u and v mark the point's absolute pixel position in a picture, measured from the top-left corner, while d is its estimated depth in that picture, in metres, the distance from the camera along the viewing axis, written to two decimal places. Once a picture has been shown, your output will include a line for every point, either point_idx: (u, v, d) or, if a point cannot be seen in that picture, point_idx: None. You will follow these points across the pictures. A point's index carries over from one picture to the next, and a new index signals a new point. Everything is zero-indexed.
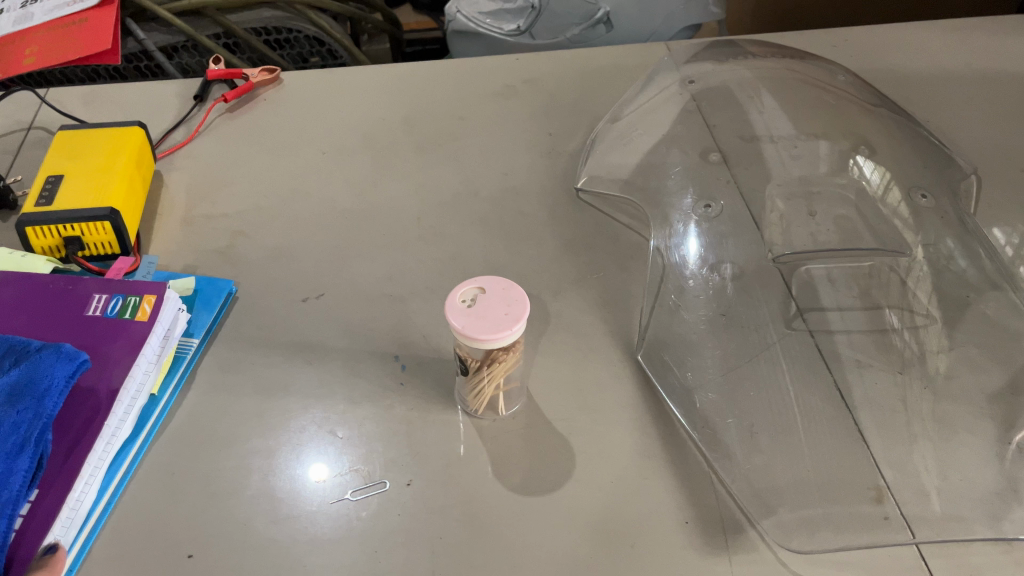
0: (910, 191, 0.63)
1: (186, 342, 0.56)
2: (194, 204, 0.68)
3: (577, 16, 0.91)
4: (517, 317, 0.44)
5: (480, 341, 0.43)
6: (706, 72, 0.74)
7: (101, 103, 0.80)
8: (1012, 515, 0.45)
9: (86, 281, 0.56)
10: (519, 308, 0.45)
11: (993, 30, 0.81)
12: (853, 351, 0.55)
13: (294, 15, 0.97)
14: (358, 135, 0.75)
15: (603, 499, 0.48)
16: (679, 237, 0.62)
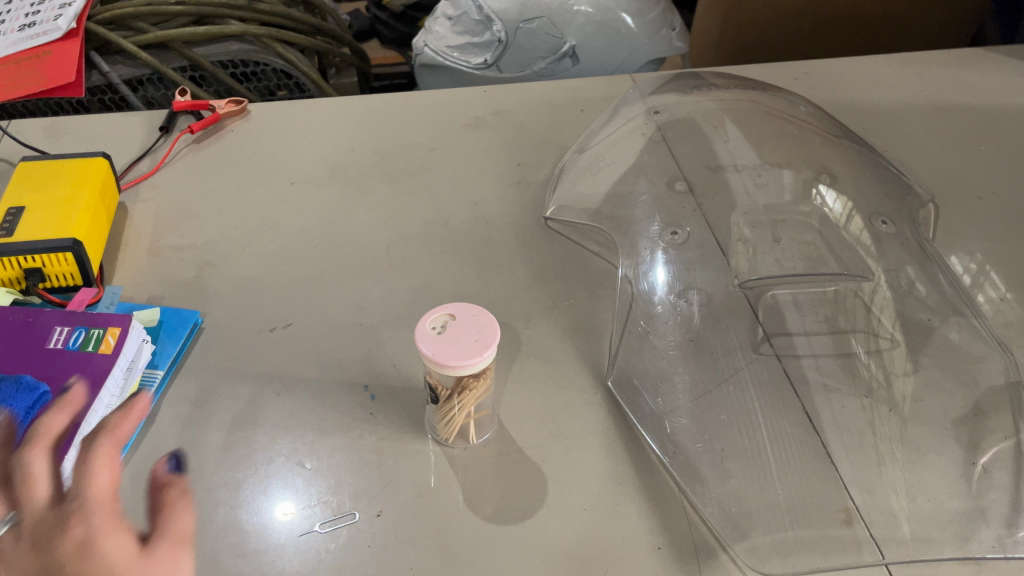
0: (871, 218, 0.64)
1: (150, 374, 0.55)
2: (161, 234, 0.68)
3: (544, 50, 0.94)
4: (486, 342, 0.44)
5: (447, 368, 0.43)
6: (671, 104, 0.75)
7: (65, 134, 0.79)
8: (980, 535, 0.46)
9: (47, 313, 0.55)
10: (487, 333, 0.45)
11: (946, 64, 0.84)
12: (819, 375, 0.55)
13: (261, 49, 0.98)
14: (326, 166, 0.74)
15: (577, 526, 0.47)
16: (647, 264, 0.62)
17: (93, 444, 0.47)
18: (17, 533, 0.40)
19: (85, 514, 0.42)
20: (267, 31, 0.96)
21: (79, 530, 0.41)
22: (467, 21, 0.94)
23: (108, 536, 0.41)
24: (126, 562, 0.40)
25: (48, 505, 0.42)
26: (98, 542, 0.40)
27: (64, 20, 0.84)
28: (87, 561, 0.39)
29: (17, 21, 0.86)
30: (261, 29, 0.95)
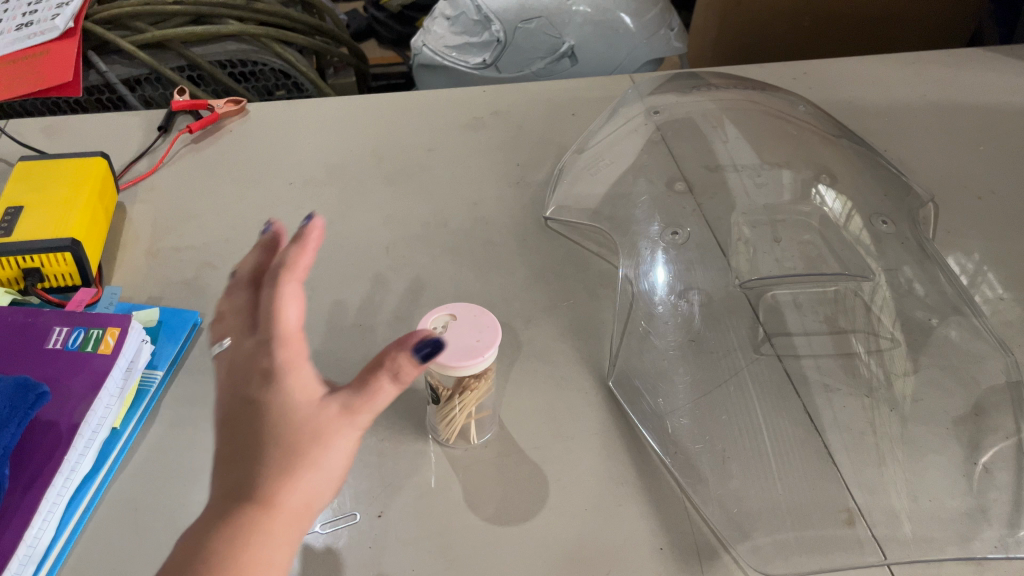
0: (870, 217, 0.64)
1: (150, 374, 0.55)
2: (160, 235, 0.68)
3: (543, 50, 0.93)
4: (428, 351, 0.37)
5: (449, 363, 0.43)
6: (671, 104, 0.74)
7: (63, 134, 0.78)
8: (982, 535, 0.46)
9: (46, 314, 0.55)
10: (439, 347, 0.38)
11: (944, 64, 0.84)
12: (820, 375, 0.55)
13: (259, 48, 0.97)
14: (326, 166, 0.74)
15: (578, 527, 0.47)
16: (647, 264, 0.62)
17: (277, 281, 0.40)
18: (227, 351, 0.39)
19: (269, 347, 0.37)
20: (265, 31, 0.96)
21: (265, 360, 0.37)
22: (465, 22, 0.94)
23: (290, 375, 0.36)
24: (308, 410, 0.36)
25: (249, 331, 0.40)
26: (277, 379, 0.36)
27: (61, 19, 0.84)
28: (265, 398, 0.36)
29: (13, 21, 0.85)
30: (258, 29, 0.95)
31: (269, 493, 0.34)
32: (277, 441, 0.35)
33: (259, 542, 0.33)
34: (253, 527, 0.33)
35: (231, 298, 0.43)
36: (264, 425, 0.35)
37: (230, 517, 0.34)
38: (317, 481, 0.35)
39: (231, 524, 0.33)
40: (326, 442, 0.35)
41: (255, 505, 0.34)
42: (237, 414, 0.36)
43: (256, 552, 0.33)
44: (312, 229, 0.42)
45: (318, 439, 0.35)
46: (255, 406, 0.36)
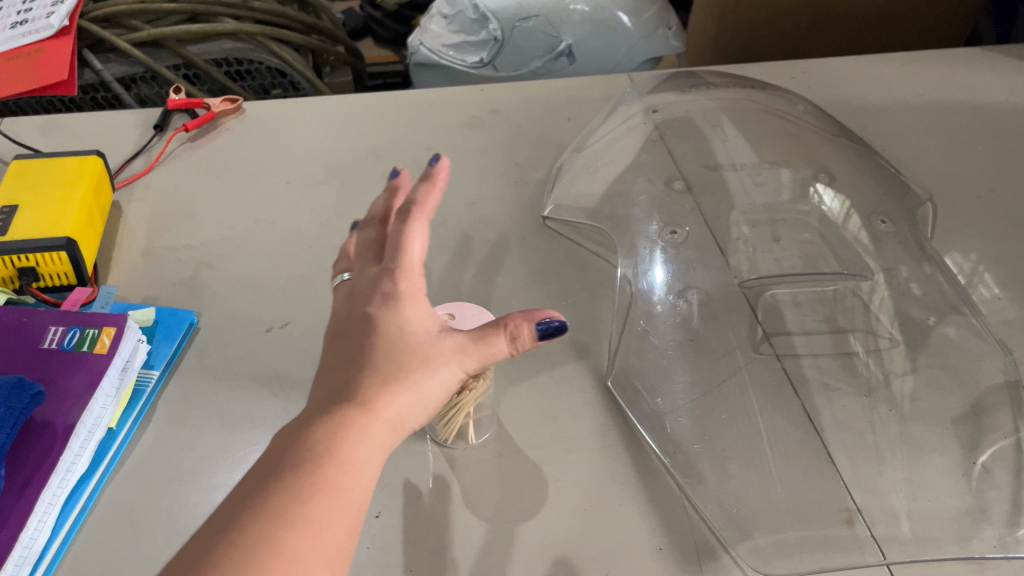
0: (869, 217, 0.64)
1: (146, 374, 0.54)
2: (156, 234, 0.67)
3: (540, 49, 0.93)
4: (552, 329, 0.40)
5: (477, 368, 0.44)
6: (670, 102, 0.74)
7: (59, 133, 0.78)
8: (982, 534, 0.46)
9: (42, 313, 0.54)
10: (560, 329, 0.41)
11: (943, 63, 0.84)
12: (819, 375, 0.55)
13: (255, 47, 0.97)
14: (323, 165, 0.74)
15: (577, 527, 0.47)
16: (646, 264, 0.62)
17: (407, 217, 0.43)
18: (355, 279, 0.43)
19: (395, 276, 0.41)
20: (262, 30, 0.95)
21: (389, 287, 0.40)
22: (462, 20, 0.94)
23: (409, 304, 0.39)
24: (420, 336, 0.39)
25: (376, 262, 0.43)
26: (400, 303, 0.39)
27: (56, 18, 0.84)
28: (381, 321, 0.39)
29: (8, 19, 0.85)
30: (254, 27, 0.94)
31: (374, 397, 0.36)
32: (385, 358, 0.38)
33: (362, 441, 0.35)
34: (356, 426, 0.35)
35: (363, 231, 0.46)
36: (375, 343, 0.38)
37: (337, 414, 0.35)
38: (419, 398, 0.37)
39: (338, 419, 0.35)
40: (430, 368, 0.38)
41: (360, 406, 0.36)
42: (352, 335, 0.39)
43: (360, 449, 0.35)
44: (441, 172, 0.45)
45: (423, 363, 0.38)
46: (371, 322, 0.39)
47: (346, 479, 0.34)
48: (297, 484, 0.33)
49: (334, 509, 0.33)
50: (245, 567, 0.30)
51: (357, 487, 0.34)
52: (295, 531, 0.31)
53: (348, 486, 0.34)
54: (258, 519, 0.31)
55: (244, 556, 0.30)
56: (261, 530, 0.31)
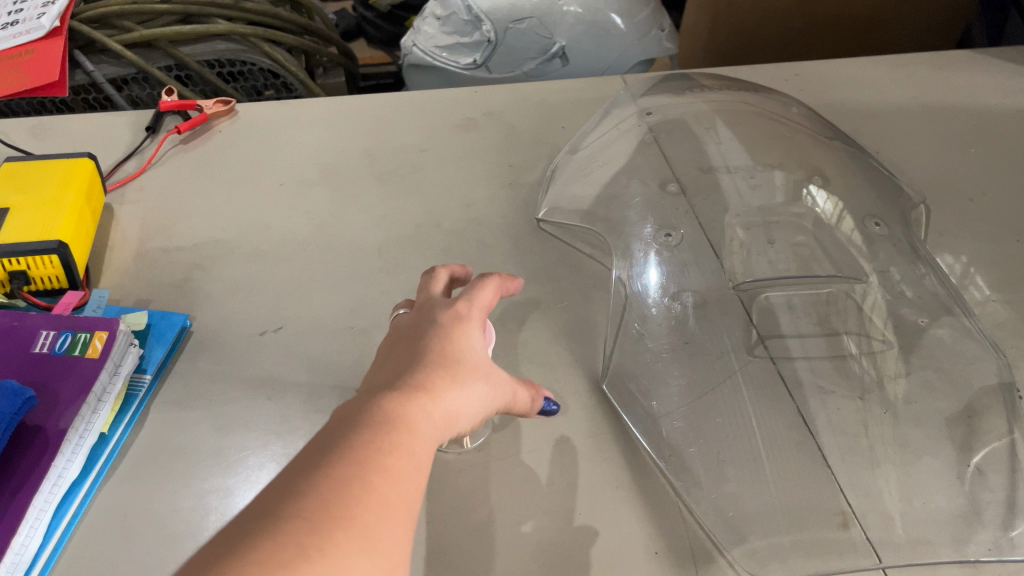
0: (863, 219, 0.64)
1: (138, 378, 0.54)
2: (149, 237, 0.67)
3: (534, 51, 0.93)
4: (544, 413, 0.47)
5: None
6: (663, 105, 0.74)
7: (50, 134, 0.78)
8: (977, 537, 0.46)
9: (32, 317, 0.54)
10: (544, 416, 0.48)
11: (934, 65, 0.84)
12: (814, 377, 0.55)
13: (248, 48, 0.96)
14: (317, 167, 0.74)
15: (572, 531, 0.47)
16: (641, 266, 0.62)
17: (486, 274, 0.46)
18: (419, 304, 0.44)
19: (468, 304, 0.43)
20: (255, 30, 0.95)
21: (459, 307, 0.42)
22: (456, 22, 0.94)
23: (474, 326, 0.41)
24: (479, 354, 0.40)
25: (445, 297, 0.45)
26: (469, 325, 0.41)
27: (47, 19, 0.84)
28: (449, 330, 0.40)
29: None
30: (247, 28, 0.94)
31: (442, 386, 0.37)
32: (448, 359, 0.39)
33: (431, 421, 0.35)
34: (422, 405, 0.35)
35: (431, 272, 0.48)
36: (438, 345, 0.39)
37: (408, 391, 0.36)
38: (475, 400, 0.38)
39: (411, 395, 0.35)
40: (486, 378, 0.39)
41: (428, 389, 0.36)
42: (415, 338, 0.40)
43: (430, 428, 0.35)
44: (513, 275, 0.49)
45: (482, 374, 0.39)
46: (439, 329, 0.40)
47: (421, 448, 0.33)
48: (374, 440, 0.32)
49: (411, 470, 0.32)
50: (341, 498, 0.29)
51: (426, 457, 0.34)
52: (378, 481, 0.31)
53: (420, 454, 0.33)
54: (346, 462, 0.31)
55: (338, 489, 0.29)
56: (350, 470, 0.30)
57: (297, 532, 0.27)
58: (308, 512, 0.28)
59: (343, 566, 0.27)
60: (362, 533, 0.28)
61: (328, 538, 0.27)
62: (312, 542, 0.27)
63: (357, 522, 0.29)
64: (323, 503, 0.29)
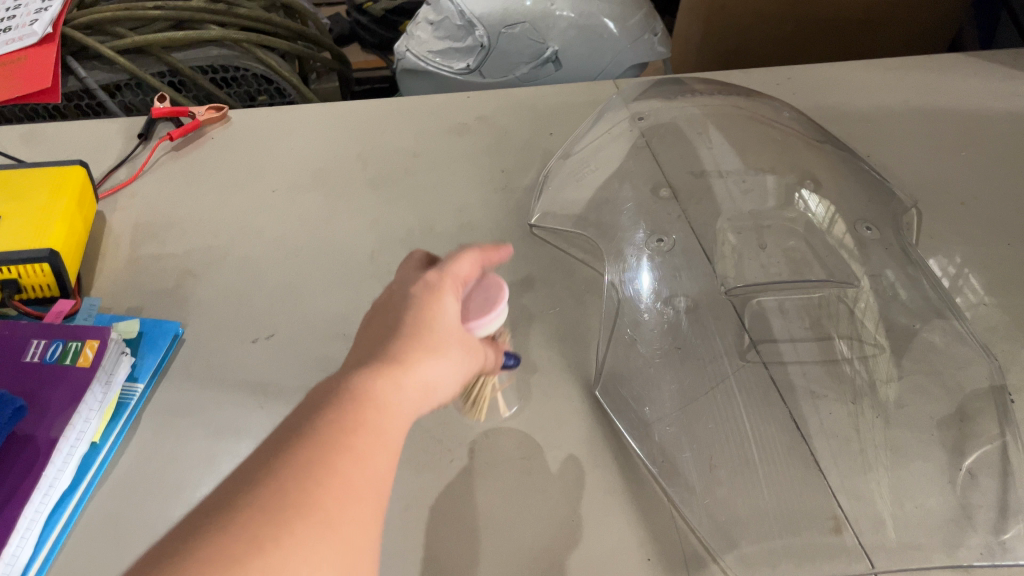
0: (854, 224, 0.64)
1: (130, 387, 0.54)
2: (140, 243, 0.67)
3: (527, 55, 0.93)
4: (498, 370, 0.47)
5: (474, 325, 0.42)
6: (656, 109, 0.74)
7: (41, 142, 0.78)
8: (968, 542, 0.46)
9: (24, 325, 0.54)
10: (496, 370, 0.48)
11: (926, 68, 0.85)
12: (806, 382, 0.55)
13: (241, 53, 0.96)
14: (309, 173, 0.74)
15: (566, 538, 0.48)
16: (633, 271, 0.62)
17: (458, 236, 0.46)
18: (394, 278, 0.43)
19: (441, 270, 0.42)
20: (247, 36, 0.95)
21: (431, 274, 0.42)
22: (448, 26, 0.94)
23: (448, 294, 0.41)
24: (453, 322, 0.40)
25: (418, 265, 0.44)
26: (441, 291, 0.41)
27: (41, 25, 0.85)
28: (422, 299, 0.40)
29: None
30: (240, 34, 0.94)
31: (416, 356, 0.36)
32: (423, 328, 0.38)
33: (405, 393, 0.35)
34: (394, 376, 0.35)
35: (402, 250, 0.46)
36: (412, 315, 0.39)
37: (380, 364, 0.35)
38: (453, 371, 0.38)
39: (383, 369, 0.35)
40: (463, 348, 0.39)
41: (403, 362, 0.36)
42: (387, 311, 0.39)
43: (404, 400, 0.35)
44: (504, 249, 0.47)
45: (457, 341, 0.39)
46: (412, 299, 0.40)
47: (390, 422, 0.33)
48: (341, 419, 0.32)
49: (376, 448, 0.32)
50: (300, 483, 0.29)
51: (396, 433, 0.34)
52: (344, 463, 0.30)
53: (388, 430, 0.33)
54: (309, 445, 0.30)
55: (298, 474, 0.29)
56: (309, 454, 0.30)
57: (253, 523, 0.27)
58: (264, 501, 0.28)
59: (302, 553, 0.27)
60: (323, 517, 0.28)
61: (284, 527, 0.27)
62: (267, 534, 0.27)
63: (318, 505, 0.28)
64: (282, 492, 0.28)
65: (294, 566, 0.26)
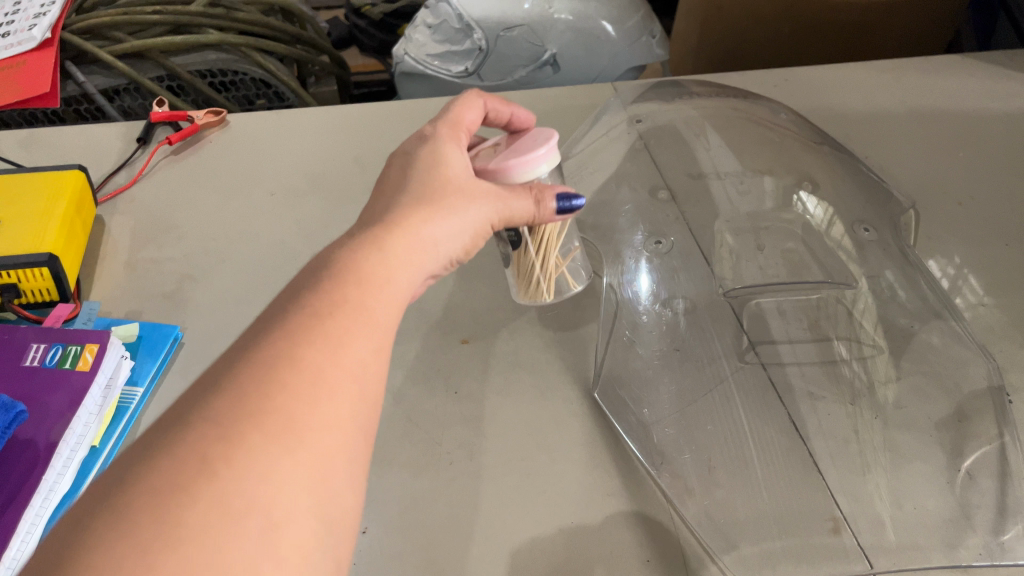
0: (852, 225, 0.63)
1: (130, 391, 0.54)
2: (139, 248, 0.67)
3: (525, 58, 0.94)
4: (569, 208, 0.46)
5: (514, 164, 0.45)
6: (653, 111, 0.73)
7: (41, 146, 0.78)
8: (966, 542, 0.46)
9: (23, 330, 0.54)
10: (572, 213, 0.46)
11: (923, 70, 0.85)
12: (805, 383, 0.55)
13: (239, 57, 0.96)
14: (307, 177, 0.74)
15: (564, 539, 0.48)
16: (631, 273, 0.63)
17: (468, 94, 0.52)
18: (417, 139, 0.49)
19: (447, 126, 0.48)
20: (245, 40, 0.95)
21: (437, 131, 0.47)
22: (446, 29, 0.94)
23: (450, 146, 0.46)
24: (455, 176, 0.44)
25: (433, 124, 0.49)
26: (444, 151, 0.45)
27: (40, 29, 0.86)
28: (423, 167, 0.44)
29: None
30: (239, 38, 0.94)
31: (415, 217, 0.40)
32: (425, 192, 0.42)
33: (406, 248, 0.39)
34: (394, 235, 0.39)
35: None
36: (414, 185, 0.43)
37: (382, 227, 0.39)
38: (457, 226, 0.42)
39: (386, 230, 0.39)
40: (469, 197, 0.43)
41: (399, 224, 0.40)
42: (392, 188, 0.44)
43: (404, 251, 0.39)
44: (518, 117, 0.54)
45: (460, 195, 0.42)
46: (413, 173, 0.44)
47: (373, 297, 0.35)
48: (314, 308, 0.33)
49: (350, 334, 0.33)
50: (259, 388, 0.29)
51: (380, 308, 0.35)
52: (314, 355, 0.31)
53: (370, 306, 0.34)
54: (278, 338, 0.31)
55: (259, 379, 0.29)
56: (273, 354, 0.30)
57: (203, 442, 0.27)
58: (220, 420, 0.28)
59: (255, 471, 0.27)
60: (282, 424, 0.28)
61: (240, 441, 0.27)
62: (218, 453, 0.27)
63: (277, 412, 0.29)
64: (242, 399, 0.29)
65: (247, 490, 0.27)
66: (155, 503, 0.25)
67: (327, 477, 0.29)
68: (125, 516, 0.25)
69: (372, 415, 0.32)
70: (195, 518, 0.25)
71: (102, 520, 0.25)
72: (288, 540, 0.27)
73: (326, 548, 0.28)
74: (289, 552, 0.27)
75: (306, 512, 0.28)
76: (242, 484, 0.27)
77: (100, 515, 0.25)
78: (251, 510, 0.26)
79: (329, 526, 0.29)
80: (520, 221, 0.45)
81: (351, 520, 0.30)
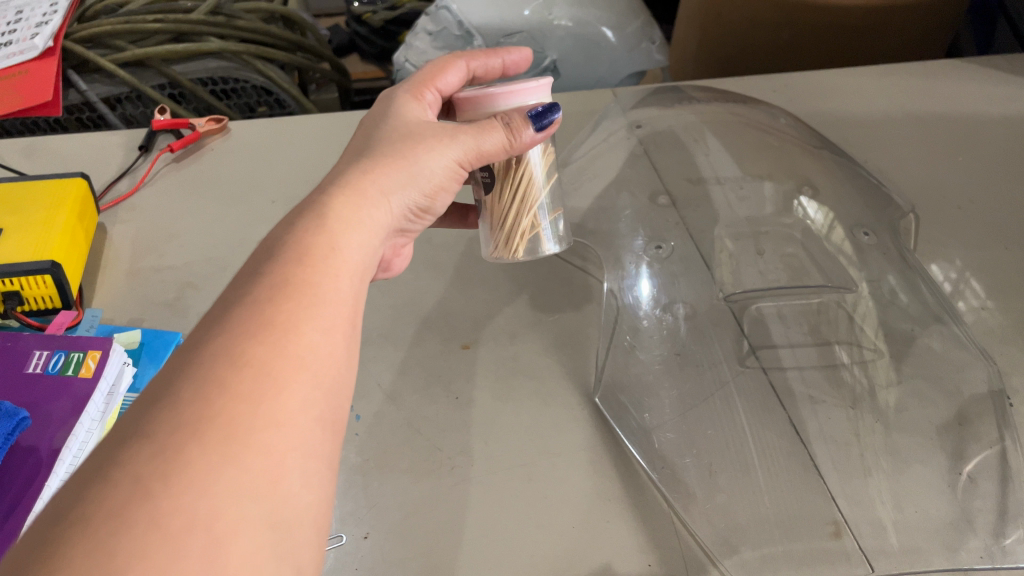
0: (852, 229, 0.64)
1: (128, 399, 0.54)
2: (140, 255, 0.68)
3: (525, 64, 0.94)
4: (543, 123, 0.43)
5: (496, 93, 0.44)
6: (653, 117, 0.75)
7: (43, 154, 0.78)
8: (967, 545, 0.46)
9: (27, 338, 0.55)
10: (550, 126, 0.44)
11: (923, 74, 0.85)
12: (805, 387, 0.55)
13: (240, 65, 0.97)
14: (309, 183, 0.74)
15: (565, 545, 0.48)
16: (632, 278, 0.63)
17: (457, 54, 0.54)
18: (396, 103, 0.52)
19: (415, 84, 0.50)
20: (246, 48, 0.95)
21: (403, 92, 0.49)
22: (446, 37, 0.93)
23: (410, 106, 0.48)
24: (408, 132, 0.45)
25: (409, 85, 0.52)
26: (404, 112, 0.47)
27: (41, 38, 0.86)
28: (378, 132, 0.46)
29: None
30: (240, 45, 0.95)
31: (365, 176, 0.41)
32: (376, 152, 0.43)
33: (355, 205, 0.40)
34: (344, 195, 0.40)
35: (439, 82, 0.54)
36: (367, 151, 0.44)
37: (334, 192, 0.40)
38: (408, 178, 0.43)
39: (337, 193, 0.40)
40: (420, 149, 0.44)
41: (345, 185, 0.41)
42: (350, 157, 0.45)
43: (351, 204, 0.39)
44: (520, 49, 0.58)
45: (414, 150, 0.44)
46: (369, 142, 0.45)
47: (322, 277, 0.35)
48: (262, 297, 0.33)
49: (296, 319, 0.33)
50: (198, 392, 0.29)
51: (329, 284, 0.35)
52: (258, 348, 0.31)
53: (317, 282, 0.35)
54: (222, 335, 0.31)
55: (197, 385, 0.29)
56: (215, 357, 0.30)
57: (139, 462, 0.26)
58: (160, 437, 0.27)
59: (198, 483, 0.26)
60: (225, 431, 0.28)
61: (180, 449, 0.27)
62: (153, 471, 0.26)
63: (219, 415, 0.28)
64: (182, 408, 0.28)
65: (189, 507, 0.25)
66: (95, 533, 0.24)
67: (277, 482, 0.28)
68: (72, 549, 0.24)
69: (326, 408, 0.32)
70: (132, 539, 0.24)
71: (47, 551, 0.24)
72: (236, 551, 0.26)
73: (278, 554, 0.27)
74: (240, 563, 0.26)
75: (253, 521, 0.27)
76: (185, 494, 0.26)
77: (47, 551, 0.24)
78: (196, 527, 0.25)
79: (283, 530, 0.28)
80: (497, 154, 0.44)
81: (307, 521, 0.29)
